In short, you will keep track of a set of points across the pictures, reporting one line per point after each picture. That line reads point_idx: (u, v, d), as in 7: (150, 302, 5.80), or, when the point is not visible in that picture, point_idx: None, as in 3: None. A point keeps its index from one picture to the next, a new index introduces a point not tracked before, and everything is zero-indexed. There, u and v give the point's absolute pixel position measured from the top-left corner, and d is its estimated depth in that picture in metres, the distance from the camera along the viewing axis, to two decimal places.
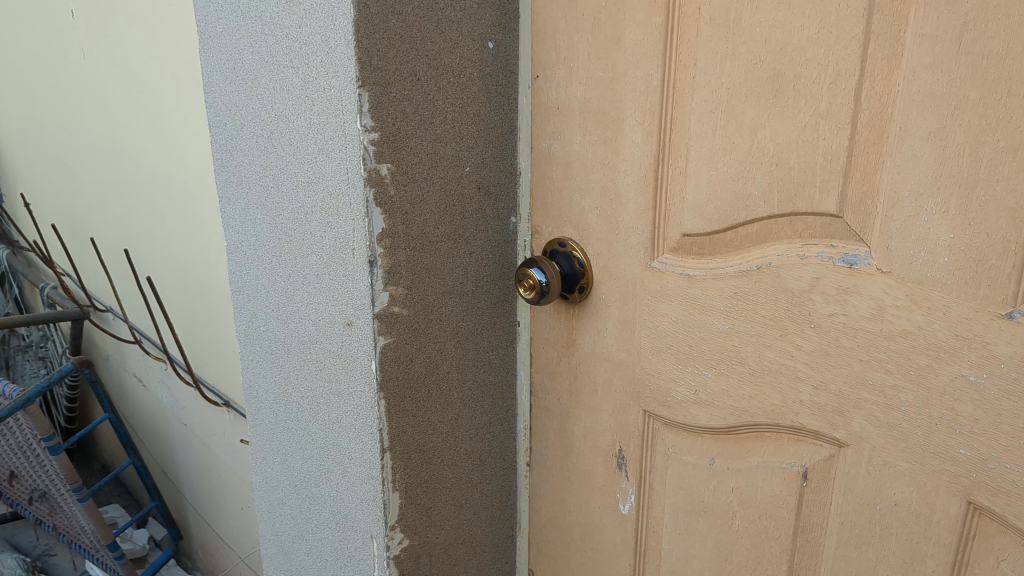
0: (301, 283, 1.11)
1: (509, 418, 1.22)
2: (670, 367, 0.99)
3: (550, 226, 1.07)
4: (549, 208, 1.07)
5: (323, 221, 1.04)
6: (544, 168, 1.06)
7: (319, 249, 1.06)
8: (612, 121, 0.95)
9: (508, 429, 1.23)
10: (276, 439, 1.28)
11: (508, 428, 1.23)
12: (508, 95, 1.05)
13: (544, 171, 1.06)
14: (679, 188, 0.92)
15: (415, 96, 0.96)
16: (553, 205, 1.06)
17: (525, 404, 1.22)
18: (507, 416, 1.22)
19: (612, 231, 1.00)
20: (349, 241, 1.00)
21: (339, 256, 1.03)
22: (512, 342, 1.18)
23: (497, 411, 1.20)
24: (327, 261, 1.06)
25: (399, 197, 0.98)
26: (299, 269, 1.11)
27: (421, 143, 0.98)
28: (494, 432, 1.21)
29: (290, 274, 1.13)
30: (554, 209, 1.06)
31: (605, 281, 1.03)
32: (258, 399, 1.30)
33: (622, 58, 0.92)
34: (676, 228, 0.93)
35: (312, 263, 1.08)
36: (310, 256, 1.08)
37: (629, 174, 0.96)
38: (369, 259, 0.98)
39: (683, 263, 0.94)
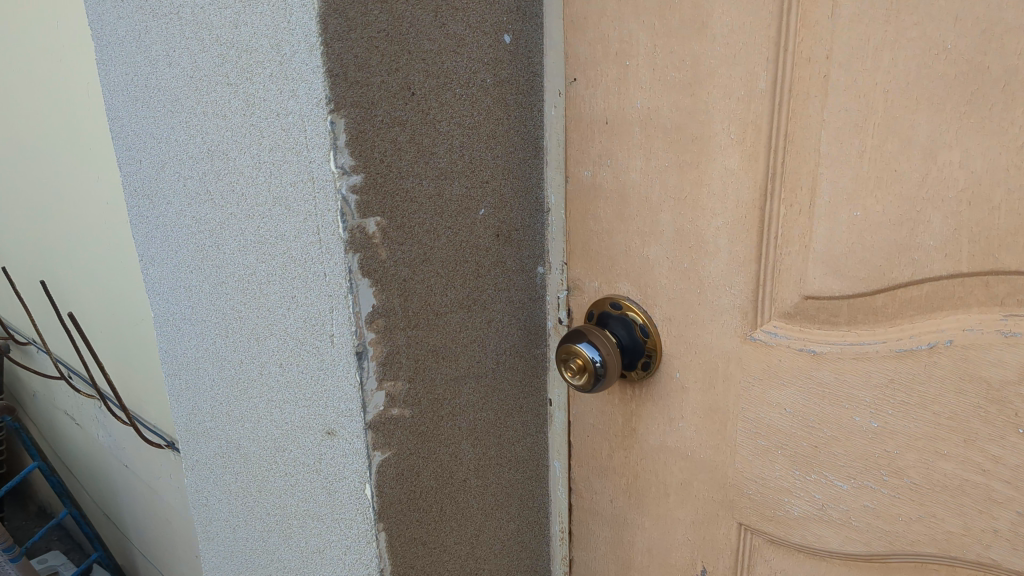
0: (256, 374, 0.82)
1: (539, 519, 0.94)
2: (783, 475, 0.72)
3: (592, 280, 0.79)
4: (591, 256, 0.78)
5: (284, 298, 0.75)
6: (582, 203, 0.77)
7: (280, 331, 0.77)
8: (691, 139, 0.67)
9: (539, 532, 0.95)
10: (238, 560, 0.99)
11: (538, 530, 0.95)
12: (531, 105, 0.77)
13: (582, 207, 0.77)
14: (800, 233, 0.65)
15: (409, 118, 0.67)
16: (598, 253, 0.78)
17: (561, 499, 0.94)
18: (537, 516, 0.94)
19: (692, 288, 0.72)
20: (324, 325, 0.71)
21: (310, 343, 0.74)
22: (542, 424, 0.90)
23: (526, 514, 0.92)
24: (291, 349, 0.76)
25: (394, 261, 0.70)
26: (253, 356, 0.81)
27: (420, 182, 0.70)
28: (522, 540, 0.93)
29: (239, 361, 0.83)
30: (599, 259, 0.78)
31: (680, 355, 0.75)
32: (208, 509, 1.00)
33: (708, 50, 0.64)
34: (795, 288, 0.66)
35: (269, 348, 0.79)
36: (267, 340, 0.79)
37: (718, 213, 0.68)
38: (355, 350, 0.69)
39: (806, 335, 0.67)
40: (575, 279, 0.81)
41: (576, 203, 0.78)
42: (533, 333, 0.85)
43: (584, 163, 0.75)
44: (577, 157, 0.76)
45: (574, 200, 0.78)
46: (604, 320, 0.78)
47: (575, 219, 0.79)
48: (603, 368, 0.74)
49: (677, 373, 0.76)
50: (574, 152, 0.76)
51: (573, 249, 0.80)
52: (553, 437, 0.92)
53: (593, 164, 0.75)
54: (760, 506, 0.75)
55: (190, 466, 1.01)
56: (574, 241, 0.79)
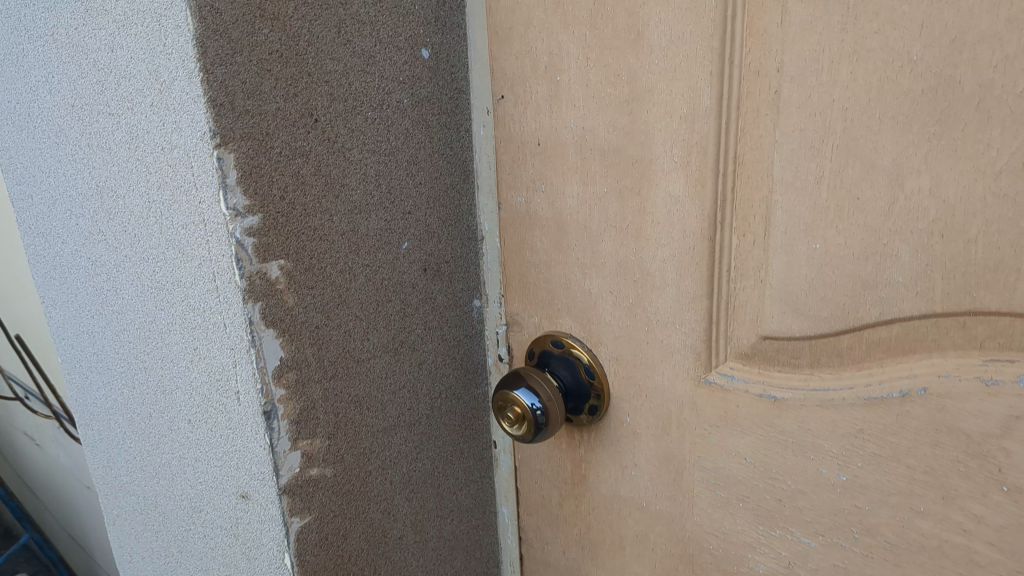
0: (165, 429, 0.74)
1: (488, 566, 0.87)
2: (746, 528, 0.65)
3: (531, 316, 0.72)
4: (528, 290, 0.71)
5: (187, 349, 0.67)
6: (516, 233, 0.70)
7: (185, 385, 0.69)
8: (631, 163, 0.60)
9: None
10: None
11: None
12: (457, 125, 0.69)
13: (516, 236, 0.70)
14: (755, 266, 0.57)
15: (313, 148, 0.60)
16: (536, 287, 0.70)
17: (510, 545, 0.87)
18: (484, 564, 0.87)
19: (639, 327, 0.65)
20: (230, 380, 0.64)
21: (216, 400, 0.66)
22: (485, 467, 0.83)
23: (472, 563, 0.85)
24: (198, 405, 0.68)
25: (303, 308, 0.62)
26: (161, 410, 0.73)
27: (330, 218, 0.62)
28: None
29: (147, 415, 0.75)
30: (537, 293, 0.70)
31: (630, 398, 0.68)
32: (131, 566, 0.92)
33: (645, 64, 0.57)
34: (752, 326, 0.59)
35: (176, 403, 0.71)
36: (174, 393, 0.71)
37: (663, 244, 0.61)
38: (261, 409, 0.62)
39: (765, 379, 0.60)
40: (513, 315, 0.73)
41: (510, 232, 0.70)
42: (471, 371, 0.78)
43: (515, 188, 0.68)
44: (508, 182, 0.68)
45: (507, 229, 0.70)
46: (547, 360, 0.71)
47: (510, 250, 0.71)
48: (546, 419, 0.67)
49: (626, 418, 0.69)
50: (504, 176, 0.68)
51: (509, 282, 0.72)
52: (498, 478, 0.84)
53: (526, 189, 0.67)
54: (722, 561, 0.68)
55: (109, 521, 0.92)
56: (509, 273, 0.72)
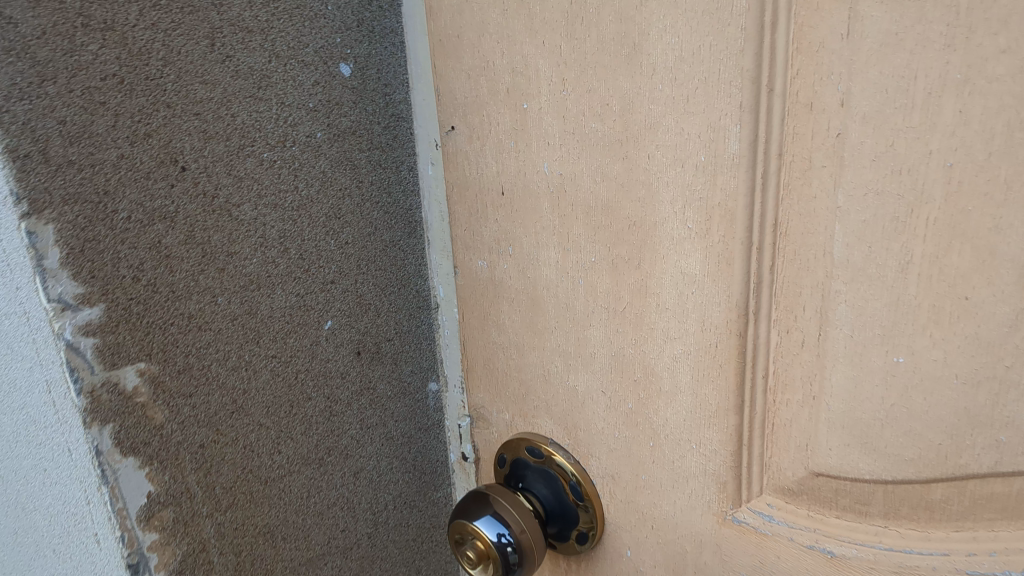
0: (33, 557, 0.57)
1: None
2: None
3: (499, 411, 0.54)
4: (495, 378, 0.53)
5: (40, 470, 0.50)
6: (476, 305, 0.52)
7: (45, 512, 0.52)
8: (627, 226, 0.43)
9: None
10: None
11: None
12: (396, 163, 0.52)
13: (476, 310, 0.52)
14: (805, 377, 0.40)
15: (180, 207, 0.42)
16: (505, 375, 0.53)
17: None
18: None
19: (640, 440, 0.47)
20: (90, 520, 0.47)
21: (81, 539, 0.49)
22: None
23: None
24: (61, 539, 0.51)
25: (178, 424, 0.45)
26: (26, 534, 0.56)
27: (212, 300, 0.45)
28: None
29: (11, 536, 0.58)
30: (507, 383, 0.53)
31: (631, 528, 0.51)
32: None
33: (646, 91, 0.39)
34: (798, 456, 0.42)
35: (40, 530, 0.54)
36: (37, 518, 0.54)
37: (673, 338, 0.43)
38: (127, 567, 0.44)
39: (817, 524, 0.43)
40: (476, 406, 0.56)
41: (468, 304, 0.53)
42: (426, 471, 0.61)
43: (473, 248, 0.50)
44: (463, 239, 0.51)
45: (464, 299, 0.53)
46: (523, 470, 0.54)
47: (468, 326, 0.54)
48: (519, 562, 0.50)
49: (626, 551, 0.51)
50: (457, 232, 0.51)
51: (469, 366, 0.55)
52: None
53: (487, 251, 0.50)
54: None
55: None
56: (469, 355, 0.54)
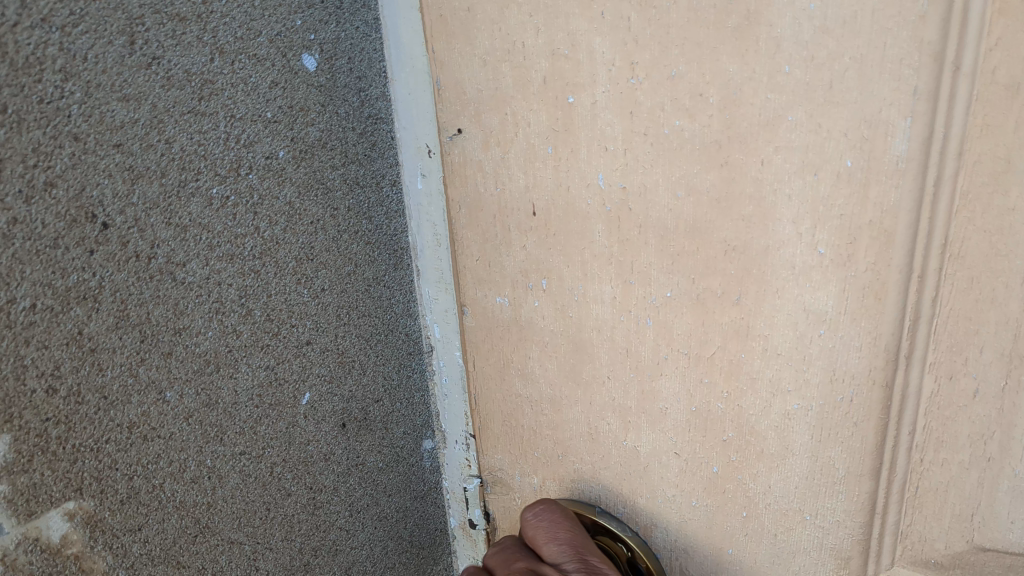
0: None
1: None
2: None
3: (525, 475, 0.44)
4: (518, 437, 0.43)
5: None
6: (492, 350, 0.41)
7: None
8: (722, 252, 0.32)
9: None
10: None
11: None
12: (375, 179, 0.40)
13: (492, 357, 0.41)
14: (976, 434, 0.31)
15: (105, 280, 0.30)
16: (533, 433, 0.42)
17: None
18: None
19: (728, 508, 0.38)
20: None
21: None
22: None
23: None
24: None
25: (128, 569, 0.33)
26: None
27: (158, 398, 0.33)
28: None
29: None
30: (537, 442, 0.42)
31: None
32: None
33: (762, 76, 0.28)
34: (956, 527, 0.33)
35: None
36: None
37: (786, 390, 0.33)
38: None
39: None
40: (489, 469, 0.45)
41: (479, 349, 0.41)
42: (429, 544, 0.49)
43: (490, 282, 0.39)
44: (473, 271, 0.39)
45: (474, 344, 0.41)
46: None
47: (479, 375, 0.42)
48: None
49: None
50: (464, 263, 0.39)
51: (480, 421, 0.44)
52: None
53: (511, 284, 0.38)
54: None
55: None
56: (480, 410, 0.43)
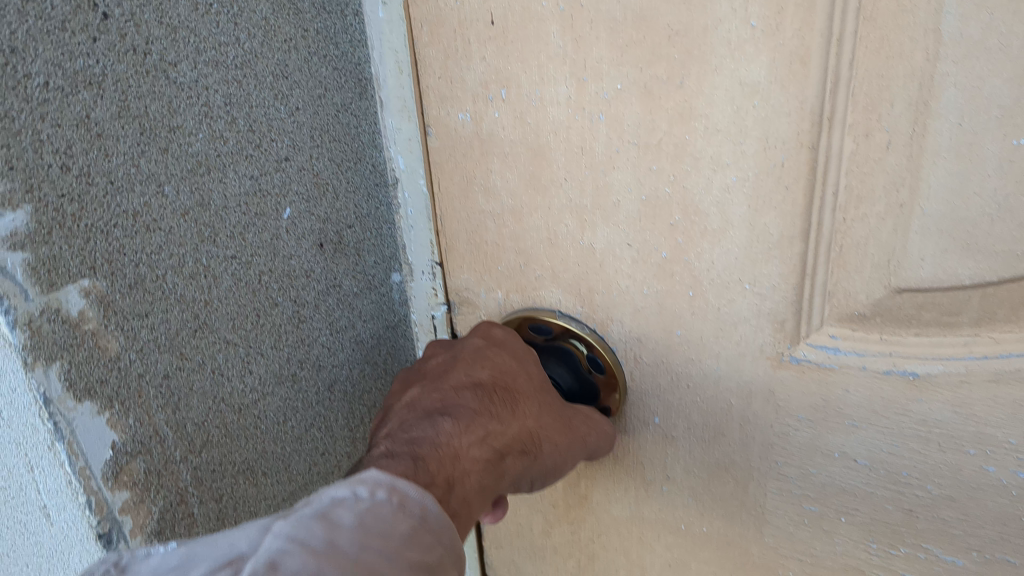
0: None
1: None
2: (848, 551, 0.45)
3: (490, 290, 0.47)
4: (481, 254, 0.46)
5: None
6: (456, 170, 0.44)
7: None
8: (667, 38, 0.36)
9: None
10: None
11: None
12: (338, 8, 0.43)
13: (455, 178, 0.44)
14: (889, 187, 0.36)
15: (107, 69, 0.32)
16: (497, 247, 0.46)
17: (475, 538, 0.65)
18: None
19: (675, 291, 0.42)
20: (11, 459, 0.36)
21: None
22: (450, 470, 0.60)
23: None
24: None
25: (137, 353, 0.35)
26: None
27: (158, 191, 0.35)
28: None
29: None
30: (500, 256, 0.46)
31: (661, 392, 0.45)
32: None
33: None
34: (873, 278, 0.38)
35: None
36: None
37: (725, 165, 0.38)
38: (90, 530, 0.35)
39: (890, 345, 0.39)
40: (455, 291, 0.48)
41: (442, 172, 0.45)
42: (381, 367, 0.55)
43: (453, 100, 0.42)
44: (437, 91, 0.43)
45: (438, 166, 0.45)
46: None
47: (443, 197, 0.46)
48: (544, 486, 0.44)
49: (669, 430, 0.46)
50: (427, 85, 0.43)
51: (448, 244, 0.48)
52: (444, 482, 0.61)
53: (472, 99, 0.42)
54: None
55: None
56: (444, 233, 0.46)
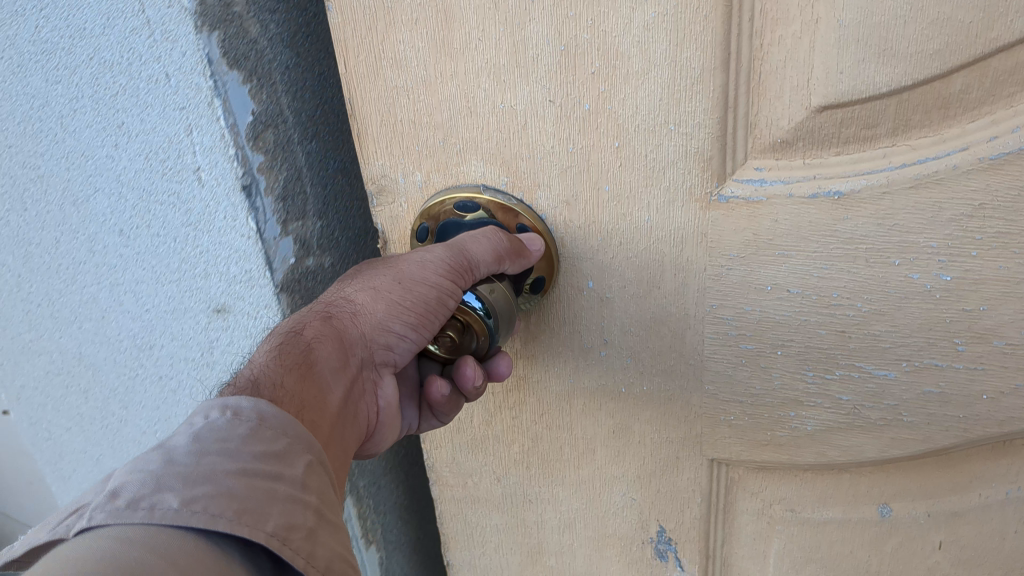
0: (79, 268, 0.58)
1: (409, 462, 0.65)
2: (785, 383, 0.47)
3: (407, 174, 0.46)
4: (396, 135, 0.45)
5: (45, 156, 0.53)
6: (362, 48, 0.43)
7: (27, 215, 0.57)
8: None
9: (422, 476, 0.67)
10: None
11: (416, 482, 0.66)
12: None
13: (361, 56, 0.43)
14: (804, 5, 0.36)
15: None
16: (411, 126, 0.44)
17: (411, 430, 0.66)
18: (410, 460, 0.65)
19: (600, 144, 0.42)
20: (170, 127, 0.48)
21: (112, 197, 0.53)
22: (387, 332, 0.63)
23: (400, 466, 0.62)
24: (111, 190, 0.53)
25: (269, 41, 0.48)
26: (49, 256, 0.59)
27: None
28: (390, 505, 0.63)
29: (13, 283, 0.62)
30: (416, 135, 0.44)
31: (593, 255, 0.45)
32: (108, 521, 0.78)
33: None
34: (795, 102, 0.39)
35: (39, 241, 0.58)
36: (54, 222, 0.57)
37: (643, 2, 0.38)
38: (239, 179, 0.48)
39: (813, 168, 0.40)
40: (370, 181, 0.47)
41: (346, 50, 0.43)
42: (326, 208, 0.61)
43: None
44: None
45: (340, 46, 0.43)
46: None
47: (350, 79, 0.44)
48: (484, 348, 0.44)
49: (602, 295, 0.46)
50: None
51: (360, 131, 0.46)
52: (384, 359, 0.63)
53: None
54: (747, 435, 0.49)
55: (55, 476, 0.79)
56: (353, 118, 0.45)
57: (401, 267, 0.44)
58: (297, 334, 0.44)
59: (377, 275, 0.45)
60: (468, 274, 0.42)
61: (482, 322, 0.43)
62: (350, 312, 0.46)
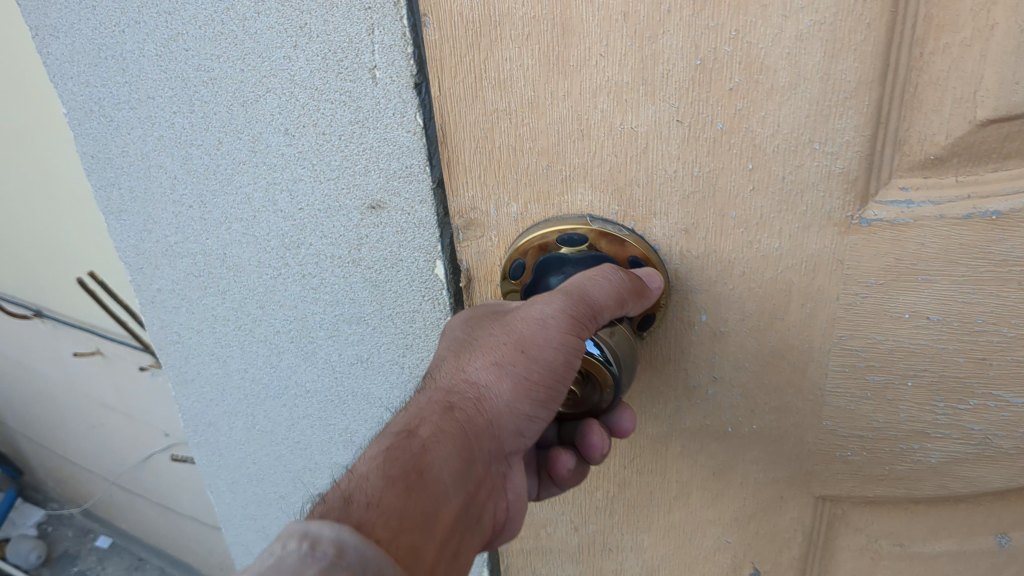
0: (223, 169, 0.53)
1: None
2: (913, 416, 0.43)
3: (500, 206, 0.41)
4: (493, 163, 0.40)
5: (221, 53, 0.48)
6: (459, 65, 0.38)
7: (194, 111, 0.51)
8: None
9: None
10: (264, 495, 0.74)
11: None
12: None
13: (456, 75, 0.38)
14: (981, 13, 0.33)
15: None
16: (511, 151, 0.40)
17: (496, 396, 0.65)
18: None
19: (732, 166, 0.38)
20: (351, 11, 0.41)
21: (282, 81, 0.46)
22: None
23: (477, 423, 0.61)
24: (266, 85, 0.47)
25: None
26: (210, 156, 0.53)
27: None
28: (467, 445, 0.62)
29: (167, 190, 0.57)
30: (517, 161, 0.40)
31: (711, 286, 0.42)
32: (234, 443, 0.72)
33: None
34: (957, 117, 0.35)
35: (203, 142, 0.53)
36: (219, 121, 0.51)
37: (798, 10, 0.34)
38: (411, 76, 0.41)
39: (969, 186, 0.37)
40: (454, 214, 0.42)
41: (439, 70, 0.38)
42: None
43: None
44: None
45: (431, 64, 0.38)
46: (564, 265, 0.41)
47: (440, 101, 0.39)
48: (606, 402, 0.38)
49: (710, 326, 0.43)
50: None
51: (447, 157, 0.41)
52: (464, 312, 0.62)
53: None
54: (857, 469, 0.46)
55: (178, 392, 0.72)
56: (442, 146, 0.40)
57: (516, 331, 0.39)
58: (413, 436, 0.40)
59: (486, 346, 0.40)
60: (596, 318, 0.37)
61: (607, 371, 0.38)
62: (472, 396, 0.41)
